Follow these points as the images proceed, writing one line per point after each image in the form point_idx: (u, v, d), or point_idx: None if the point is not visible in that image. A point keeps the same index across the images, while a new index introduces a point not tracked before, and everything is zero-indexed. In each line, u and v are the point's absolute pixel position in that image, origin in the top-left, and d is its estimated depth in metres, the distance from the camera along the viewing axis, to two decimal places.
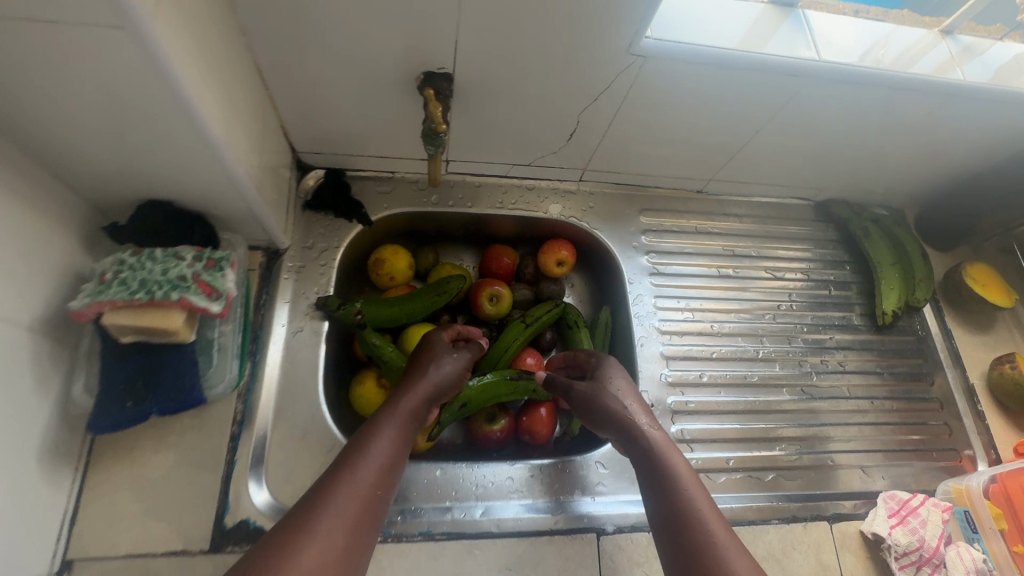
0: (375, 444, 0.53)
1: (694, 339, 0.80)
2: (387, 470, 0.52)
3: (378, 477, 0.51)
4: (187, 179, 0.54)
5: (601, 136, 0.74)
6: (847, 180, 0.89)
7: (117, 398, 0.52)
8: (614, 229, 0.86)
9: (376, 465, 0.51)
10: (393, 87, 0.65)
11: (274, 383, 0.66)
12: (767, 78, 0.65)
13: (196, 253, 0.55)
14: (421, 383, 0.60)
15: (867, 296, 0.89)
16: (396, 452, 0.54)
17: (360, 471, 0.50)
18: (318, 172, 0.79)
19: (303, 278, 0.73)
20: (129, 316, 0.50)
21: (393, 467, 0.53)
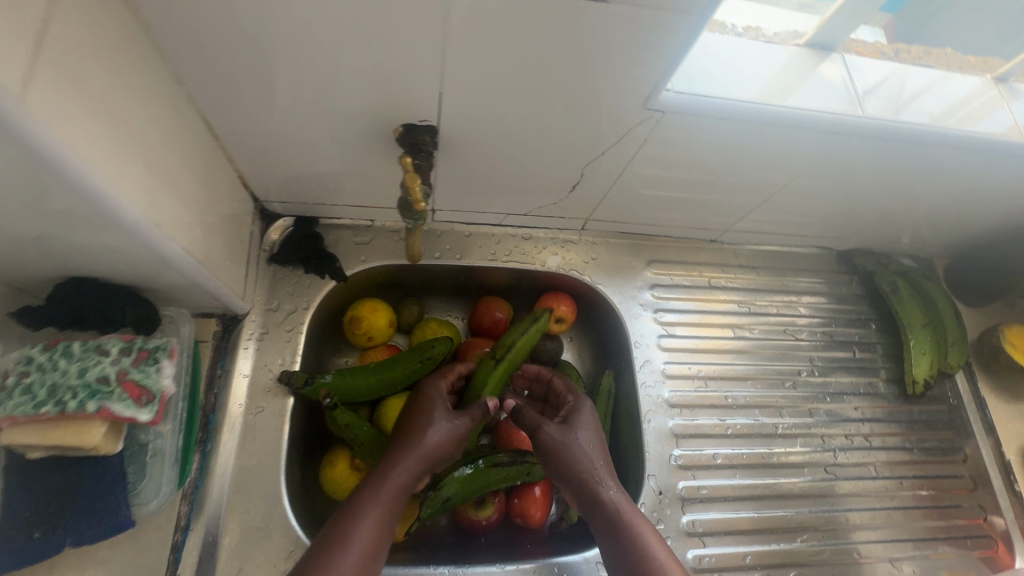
0: (357, 533, 0.46)
1: (708, 412, 0.72)
2: (369, 562, 0.46)
3: (357, 575, 0.45)
4: (112, 258, 0.45)
5: (608, 186, 0.67)
6: (873, 231, 0.82)
7: (20, 530, 0.42)
8: (619, 283, 0.77)
9: (358, 559, 0.45)
10: (367, 137, 0.56)
11: (227, 478, 0.57)
12: (796, 130, 0.58)
13: (124, 343, 0.46)
14: (422, 446, 0.53)
15: (894, 359, 0.81)
16: (382, 535, 0.48)
17: (336, 571, 0.44)
18: (286, 223, 0.69)
19: (266, 347, 0.64)
20: (33, 434, 0.41)
21: (377, 556, 0.47)
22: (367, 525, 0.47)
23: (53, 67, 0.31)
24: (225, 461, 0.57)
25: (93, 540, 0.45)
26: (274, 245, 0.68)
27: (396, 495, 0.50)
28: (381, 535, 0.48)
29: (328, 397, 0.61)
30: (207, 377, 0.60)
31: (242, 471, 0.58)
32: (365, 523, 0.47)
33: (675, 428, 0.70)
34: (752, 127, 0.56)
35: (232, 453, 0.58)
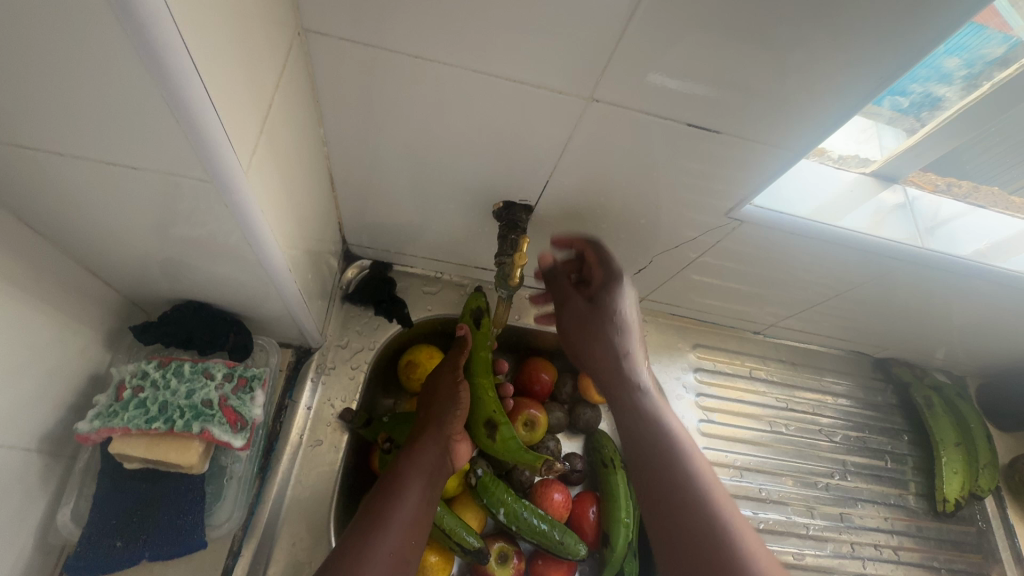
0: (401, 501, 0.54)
1: (742, 503, 0.76)
2: (416, 523, 0.53)
3: (407, 533, 0.52)
4: (232, 286, 0.50)
5: (670, 272, 0.72)
6: (911, 345, 0.85)
7: (107, 536, 0.45)
8: (666, 362, 0.81)
9: (405, 522, 0.53)
10: (463, 202, 0.62)
11: (282, 507, 0.58)
12: (854, 254, 0.65)
13: (227, 369, 0.50)
14: (437, 419, 0.60)
15: (924, 474, 0.85)
16: (425, 500, 0.55)
17: (388, 532, 0.51)
18: (363, 263, 0.75)
19: (331, 381, 0.67)
20: (140, 446, 0.44)
21: (422, 517, 0.54)
22: (409, 495, 0.54)
23: (259, 139, 0.38)
24: (280, 488, 0.59)
25: (166, 557, 0.47)
26: (349, 283, 0.73)
27: (427, 466, 0.58)
28: (423, 500, 0.55)
29: (387, 441, 0.63)
30: (276, 405, 0.63)
31: (295, 502, 0.59)
32: (406, 491, 0.55)
33: None
34: (815, 245, 0.63)
35: (289, 481, 0.60)
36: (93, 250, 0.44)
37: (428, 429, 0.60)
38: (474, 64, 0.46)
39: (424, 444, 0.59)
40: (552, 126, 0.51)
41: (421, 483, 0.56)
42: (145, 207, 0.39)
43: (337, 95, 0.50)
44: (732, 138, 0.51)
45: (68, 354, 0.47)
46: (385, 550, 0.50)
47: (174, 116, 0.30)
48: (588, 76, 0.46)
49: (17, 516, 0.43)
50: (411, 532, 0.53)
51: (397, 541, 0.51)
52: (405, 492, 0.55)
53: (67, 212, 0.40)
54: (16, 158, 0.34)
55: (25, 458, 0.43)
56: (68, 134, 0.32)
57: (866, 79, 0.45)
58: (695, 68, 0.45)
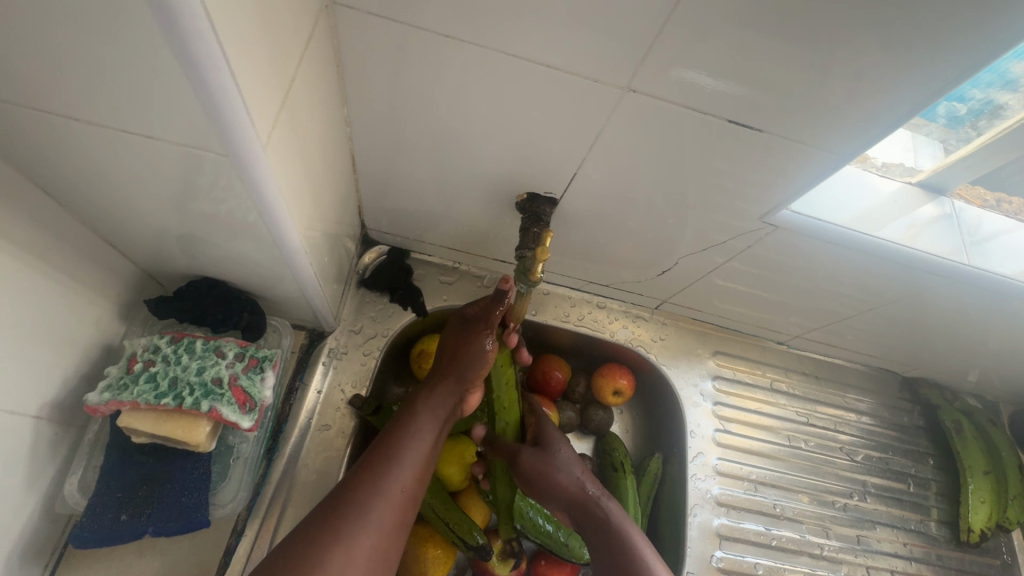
0: (413, 442, 0.54)
1: (755, 518, 0.74)
2: (423, 465, 0.54)
3: (416, 473, 0.52)
4: (248, 265, 0.49)
5: (694, 276, 0.70)
6: (943, 367, 0.82)
7: (111, 509, 0.45)
8: (684, 368, 0.79)
9: (415, 463, 0.53)
10: (485, 193, 0.61)
11: (287, 489, 0.58)
12: (893, 266, 0.62)
13: (239, 349, 0.50)
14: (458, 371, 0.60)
15: (947, 501, 0.82)
16: (431, 444, 0.56)
17: (399, 471, 0.51)
18: (381, 249, 0.74)
19: (343, 365, 0.66)
20: (148, 422, 0.44)
21: (429, 459, 0.55)
22: (420, 438, 0.55)
23: (279, 115, 0.36)
24: (285, 471, 0.58)
25: (168, 534, 0.47)
26: (366, 268, 0.72)
27: (439, 411, 0.59)
28: (431, 445, 0.56)
29: None
30: (286, 387, 0.62)
31: (300, 486, 0.58)
32: (416, 433, 0.55)
33: (719, 529, 0.72)
34: (851, 255, 0.61)
35: (294, 465, 0.59)
36: (111, 221, 0.44)
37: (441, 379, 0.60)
38: (506, 47, 0.44)
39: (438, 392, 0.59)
40: (582, 117, 0.49)
41: (431, 429, 0.56)
42: (162, 180, 0.38)
43: (363, 75, 0.48)
44: (772, 137, 0.48)
45: (81, 324, 0.47)
46: (398, 488, 0.50)
47: (192, 84, 0.29)
48: (624, 65, 0.44)
49: (24, 483, 0.43)
50: (419, 472, 0.53)
51: (410, 478, 0.51)
52: (416, 436, 0.55)
53: (85, 181, 0.39)
54: (35, 124, 0.34)
55: (35, 426, 0.43)
56: (86, 101, 0.31)
57: (925, 82, 0.42)
58: (738, 61, 0.42)
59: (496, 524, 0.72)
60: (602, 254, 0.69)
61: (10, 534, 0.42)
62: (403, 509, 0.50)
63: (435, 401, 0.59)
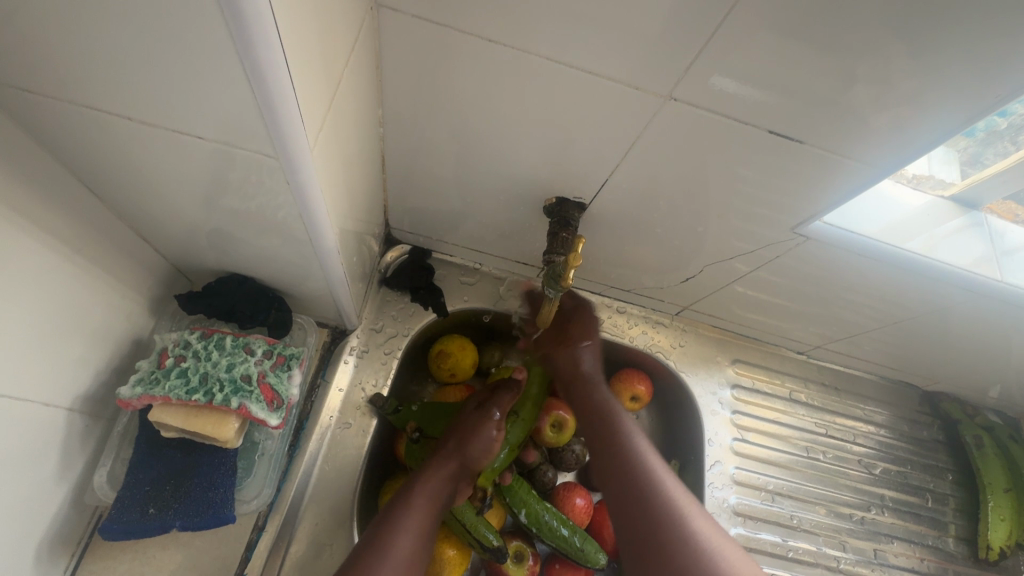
0: (404, 529, 0.55)
1: (772, 529, 0.74)
2: (415, 552, 0.55)
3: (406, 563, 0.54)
4: (279, 263, 0.49)
5: (718, 284, 0.70)
6: (965, 382, 0.81)
7: (139, 503, 0.45)
8: (703, 375, 0.79)
9: (405, 553, 0.54)
10: (513, 195, 0.60)
11: (308, 485, 0.58)
12: (922, 280, 0.61)
13: (267, 346, 0.50)
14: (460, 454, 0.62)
15: (966, 517, 0.81)
16: (424, 533, 0.56)
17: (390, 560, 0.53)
18: (404, 248, 0.74)
19: (364, 363, 0.66)
20: (179, 417, 0.44)
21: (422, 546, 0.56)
22: (410, 525, 0.56)
23: (326, 116, 0.36)
24: (306, 468, 0.59)
25: (195, 529, 0.47)
26: (388, 267, 0.72)
27: (434, 492, 0.59)
28: (422, 531, 0.56)
29: (415, 430, 0.64)
30: (308, 384, 0.63)
31: (320, 483, 0.59)
32: (410, 519, 0.56)
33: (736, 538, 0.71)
34: (881, 267, 0.60)
35: (316, 462, 0.59)
36: (147, 216, 0.44)
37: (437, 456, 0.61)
38: (545, 51, 0.43)
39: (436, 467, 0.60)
40: (617, 123, 0.49)
41: (424, 513, 0.57)
42: (203, 178, 0.38)
43: (399, 75, 0.48)
44: (812, 148, 0.48)
45: (113, 318, 0.47)
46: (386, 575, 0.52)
47: (249, 83, 0.29)
48: (664, 72, 0.43)
49: (56, 474, 0.43)
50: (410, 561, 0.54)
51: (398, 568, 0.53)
52: (408, 523, 0.56)
53: (125, 177, 0.40)
54: (84, 121, 0.34)
55: (68, 418, 0.44)
56: (136, 98, 0.31)
57: (974, 95, 0.41)
58: (781, 71, 0.42)
59: (509, 527, 0.72)
60: (625, 260, 0.69)
61: (41, 524, 0.43)
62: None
63: (432, 479, 0.60)
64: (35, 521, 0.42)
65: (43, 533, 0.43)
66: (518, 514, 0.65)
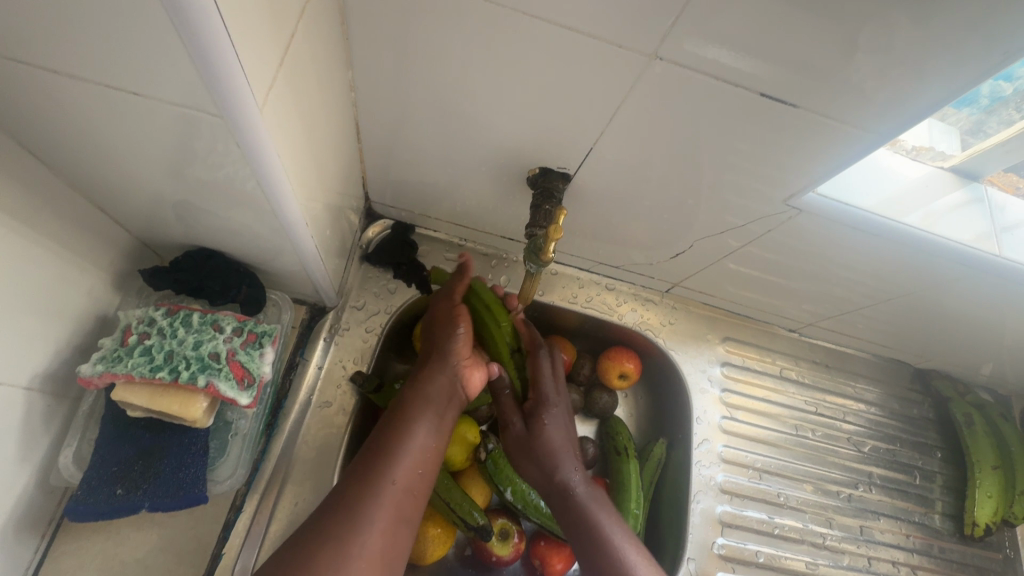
0: (412, 432, 0.50)
1: (758, 506, 0.73)
2: (422, 462, 0.49)
3: (417, 464, 0.49)
4: (246, 236, 0.47)
5: (708, 260, 0.68)
6: (958, 360, 0.80)
7: (106, 484, 0.44)
8: (692, 353, 0.78)
9: (416, 452, 0.49)
10: (495, 166, 0.58)
11: (286, 465, 0.57)
12: (917, 256, 0.59)
13: (237, 323, 0.48)
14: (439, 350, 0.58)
15: (952, 494, 0.81)
16: (431, 445, 0.51)
17: (398, 463, 0.47)
18: (385, 224, 0.72)
19: (345, 341, 0.65)
20: (144, 396, 0.43)
21: (434, 449, 0.51)
22: (417, 435, 0.50)
23: (278, 75, 0.34)
24: (285, 448, 0.57)
25: (166, 509, 0.46)
26: (369, 243, 0.70)
27: (438, 397, 0.54)
28: (434, 431, 0.52)
29: None
30: (286, 362, 0.61)
31: (299, 462, 0.57)
32: (418, 423, 0.51)
33: (722, 515, 0.71)
34: (875, 242, 0.58)
35: (294, 441, 0.58)
36: (101, 187, 0.42)
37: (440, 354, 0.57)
38: (522, 5, 0.40)
39: (435, 371, 0.56)
40: (600, 88, 0.46)
41: (429, 421, 0.52)
42: (152, 144, 0.36)
43: (368, 34, 0.45)
44: (807, 114, 0.45)
45: (72, 294, 0.45)
46: (394, 481, 0.46)
47: (174, 26, 0.26)
48: (648, 29, 0.40)
49: (16, 456, 0.42)
50: (420, 465, 0.49)
51: (410, 471, 0.48)
52: (414, 425, 0.51)
53: (71, 143, 0.37)
54: (14, 80, 0.31)
55: (27, 398, 0.42)
56: (63, 52, 0.29)
57: (976, 56, 0.38)
58: (775, 28, 0.39)
59: (497, 504, 0.72)
60: (613, 235, 0.67)
61: (4, 506, 0.42)
62: (408, 501, 0.46)
63: (432, 385, 0.55)
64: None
65: (7, 516, 0.42)
66: (503, 492, 0.64)
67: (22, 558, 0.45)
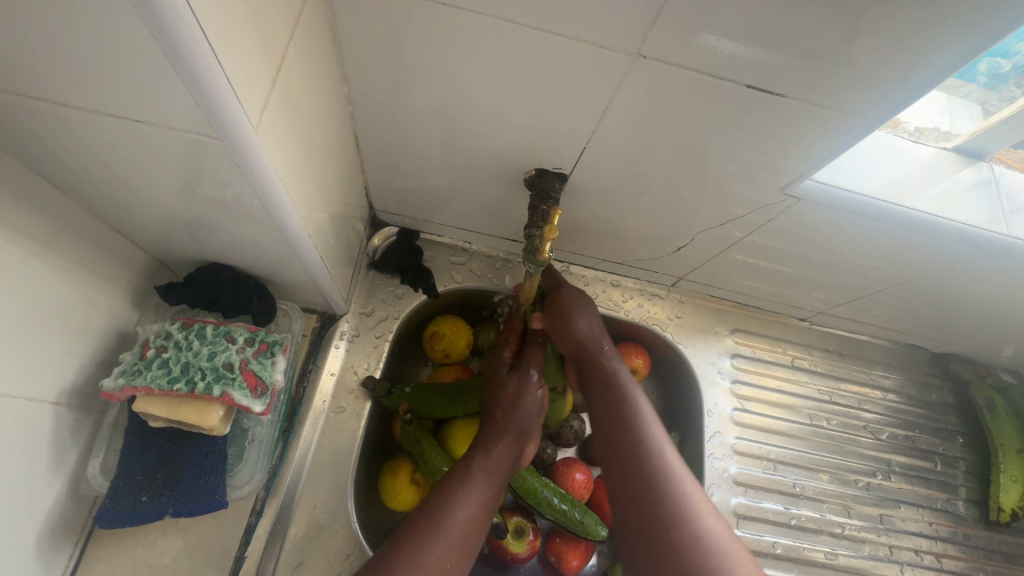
0: (465, 500, 0.49)
1: (774, 498, 0.73)
2: (471, 529, 0.48)
3: (463, 537, 0.47)
4: (253, 250, 0.49)
5: (711, 252, 0.68)
6: (977, 343, 0.78)
7: (132, 492, 0.46)
8: (701, 346, 0.78)
9: (462, 525, 0.48)
10: (492, 170, 0.59)
11: (302, 470, 0.59)
12: (924, 238, 0.58)
13: (248, 334, 0.50)
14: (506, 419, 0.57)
15: (976, 479, 0.79)
16: (482, 510, 0.50)
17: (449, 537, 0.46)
18: (390, 231, 0.73)
19: (355, 347, 0.66)
20: (163, 407, 0.45)
21: (479, 524, 0.49)
22: (472, 499, 0.50)
23: (271, 96, 0.35)
24: (301, 452, 0.59)
25: (188, 514, 0.48)
26: (375, 250, 0.72)
27: (493, 470, 0.53)
28: (483, 505, 0.51)
29: (408, 412, 0.63)
30: (299, 370, 0.63)
31: (315, 466, 0.59)
32: (469, 493, 0.50)
33: (737, 508, 0.71)
34: (878, 227, 0.57)
35: (309, 446, 0.60)
36: (114, 210, 0.44)
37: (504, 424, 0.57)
38: (506, 13, 0.41)
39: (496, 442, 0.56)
40: (588, 88, 0.47)
41: (484, 488, 0.52)
42: (160, 168, 0.38)
43: (361, 49, 0.47)
44: (794, 101, 0.45)
45: (93, 313, 0.47)
46: (440, 555, 0.45)
47: (166, 56, 0.27)
48: (630, 28, 0.41)
49: (48, 468, 0.44)
50: (465, 539, 0.48)
51: (456, 545, 0.46)
52: (468, 494, 0.50)
53: (84, 170, 0.39)
54: (28, 113, 0.33)
55: (55, 412, 0.44)
56: (69, 84, 0.30)
57: (961, 35, 0.38)
58: (758, 14, 0.39)
59: (512, 502, 0.73)
60: (615, 231, 0.67)
61: (39, 516, 0.44)
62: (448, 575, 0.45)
63: (492, 457, 0.54)
64: (32, 514, 0.43)
65: (41, 525, 0.44)
66: (516, 490, 0.65)
67: (57, 566, 0.47)
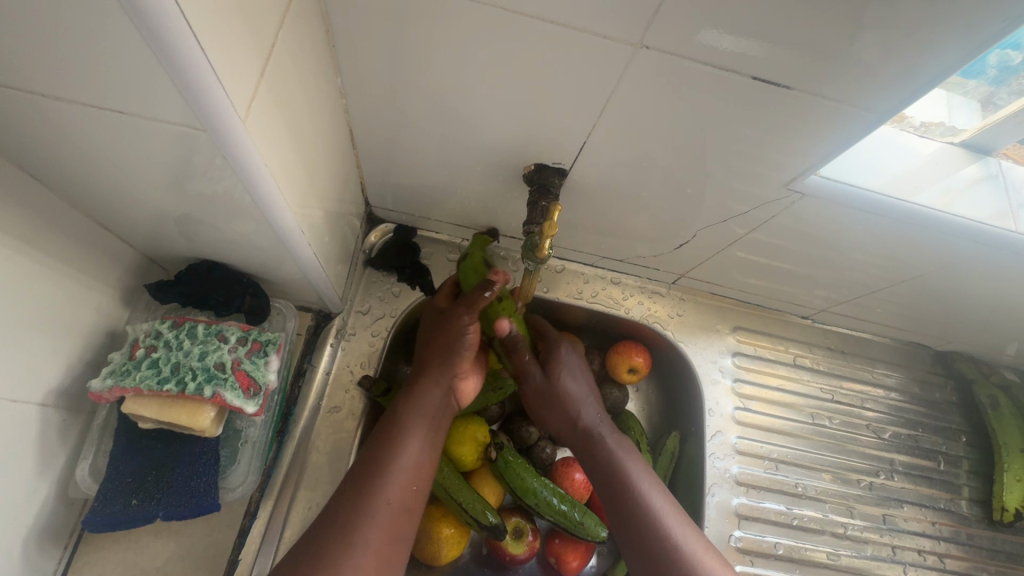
0: (402, 447, 0.48)
1: (776, 497, 0.72)
2: (419, 474, 0.48)
3: (409, 484, 0.46)
4: (245, 248, 0.48)
5: (713, 249, 0.67)
6: (981, 341, 0.77)
7: (121, 495, 0.45)
8: (702, 344, 0.77)
9: (407, 472, 0.47)
10: (491, 165, 0.58)
11: (297, 470, 0.58)
12: (930, 235, 0.57)
13: (241, 333, 0.49)
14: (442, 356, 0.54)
15: (980, 479, 0.79)
16: (425, 453, 0.49)
17: (390, 483, 0.45)
18: (387, 227, 0.72)
19: (351, 346, 0.65)
20: (152, 408, 0.44)
21: (425, 466, 0.49)
22: (411, 445, 0.49)
23: (259, 88, 0.34)
24: (296, 453, 0.58)
25: (179, 518, 0.47)
26: (372, 247, 0.71)
27: (429, 414, 0.52)
28: (425, 449, 0.49)
29: None
30: (295, 370, 0.62)
31: (310, 467, 0.58)
32: (406, 438, 0.49)
33: (739, 508, 0.70)
34: (884, 223, 0.56)
35: (304, 447, 0.59)
36: (101, 206, 0.43)
37: (432, 365, 0.54)
38: (504, 3, 0.40)
39: (425, 385, 0.53)
40: (589, 81, 0.46)
41: (423, 430, 0.50)
42: (146, 163, 0.36)
43: (354, 40, 0.46)
44: (801, 95, 0.44)
45: (81, 312, 0.46)
46: (384, 505, 0.44)
47: (148, 46, 0.26)
48: (633, 19, 0.40)
49: (35, 471, 0.43)
50: (411, 484, 0.47)
51: (403, 490, 0.46)
52: (405, 441, 0.48)
53: (68, 165, 0.38)
54: (7, 105, 0.32)
55: (42, 414, 0.43)
56: (47, 73, 0.29)
57: (974, 26, 0.37)
58: (765, 4, 0.38)
59: (510, 503, 0.72)
60: (616, 228, 0.66)
61: (26, 520, 0.43)
62: (399, 524, 0.44)
63: (425, 400, 0.52)
64: (20, 518, 0.42)
65: (29, 528, 0.43)
66: (515, 490, 0.64)
67: (46, 570, 0.46)
